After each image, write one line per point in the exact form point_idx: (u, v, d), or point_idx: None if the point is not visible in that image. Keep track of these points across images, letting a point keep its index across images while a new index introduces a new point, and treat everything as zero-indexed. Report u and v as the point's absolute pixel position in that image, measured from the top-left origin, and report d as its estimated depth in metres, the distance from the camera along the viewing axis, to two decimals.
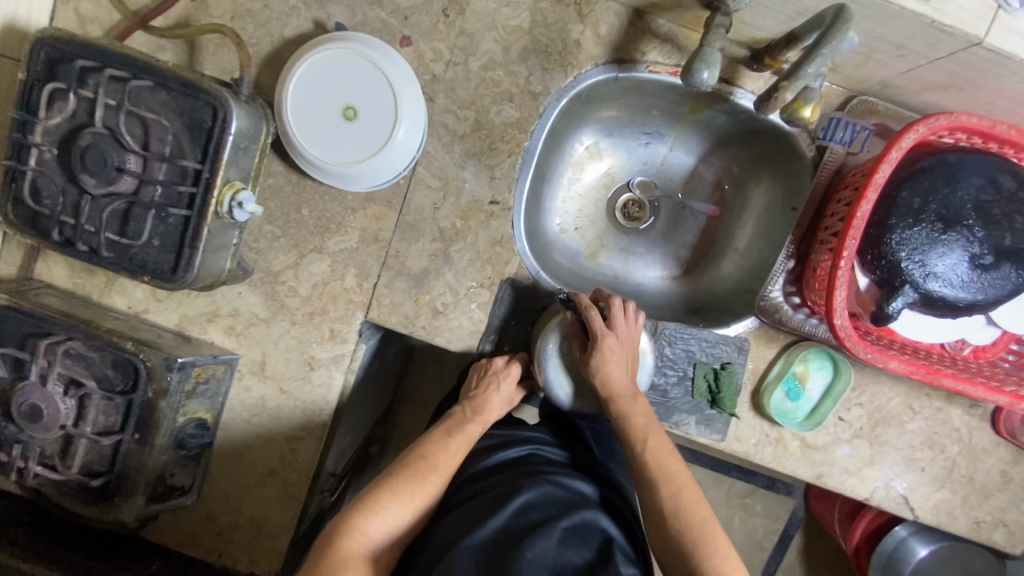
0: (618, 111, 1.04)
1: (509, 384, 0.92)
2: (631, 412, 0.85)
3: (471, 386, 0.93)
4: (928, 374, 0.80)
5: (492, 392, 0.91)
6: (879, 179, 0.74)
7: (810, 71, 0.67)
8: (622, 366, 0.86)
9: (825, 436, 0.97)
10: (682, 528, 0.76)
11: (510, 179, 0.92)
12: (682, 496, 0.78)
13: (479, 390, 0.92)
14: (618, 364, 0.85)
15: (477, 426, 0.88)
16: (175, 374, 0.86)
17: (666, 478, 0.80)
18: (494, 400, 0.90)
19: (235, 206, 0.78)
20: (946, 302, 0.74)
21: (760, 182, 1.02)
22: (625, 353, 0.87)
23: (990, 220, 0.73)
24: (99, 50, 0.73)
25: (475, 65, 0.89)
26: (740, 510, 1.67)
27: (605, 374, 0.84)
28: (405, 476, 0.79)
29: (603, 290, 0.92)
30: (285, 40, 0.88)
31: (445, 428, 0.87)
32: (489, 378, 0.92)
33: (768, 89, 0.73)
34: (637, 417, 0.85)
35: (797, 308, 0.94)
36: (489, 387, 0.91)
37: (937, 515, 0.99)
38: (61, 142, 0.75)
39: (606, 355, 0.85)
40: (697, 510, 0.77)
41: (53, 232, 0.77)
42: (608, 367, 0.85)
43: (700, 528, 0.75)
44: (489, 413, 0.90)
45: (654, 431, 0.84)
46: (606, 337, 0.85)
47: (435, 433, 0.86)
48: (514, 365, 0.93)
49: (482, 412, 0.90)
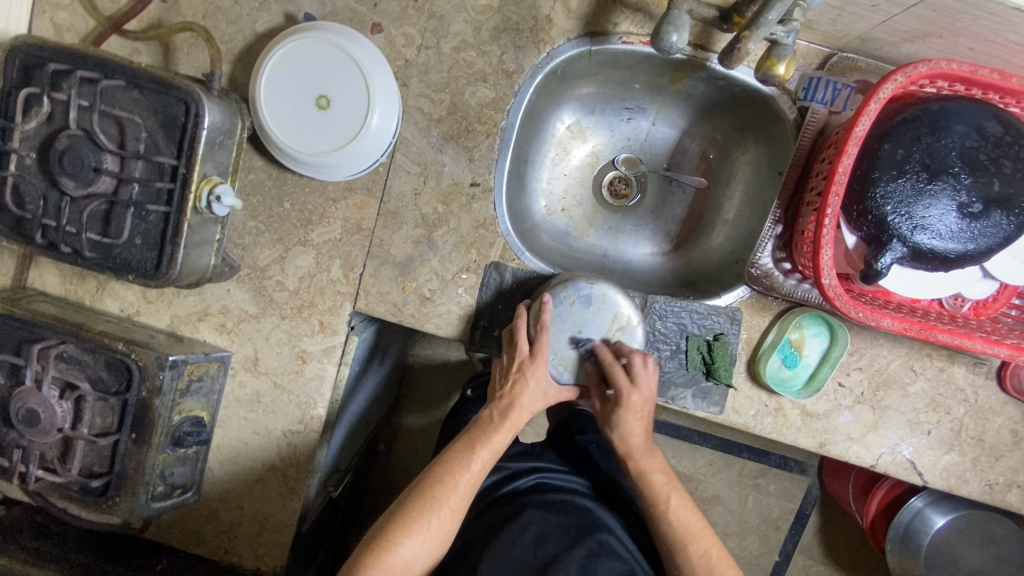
0: (597, 88, 1.03)
1: (538, 377, 0.86)
2: (646, 470, 0.87)
3: (497, 385, 0.87)
4: (923, 330, 0.77)
5: (522, 389, 0.85)
6: (860, 132, 0.72)
7: (772, 18, 0.66)
8: (640, 424, 0.87)
9: (826, 403, 0.95)
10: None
11: (489, 161, 0.91)
12: (711, 558, 0.82)
13: (507, 389, 0.85)
14: (636, 422, 0.87)
15: (508, 435, 0.84)
16: (167, 373, 0.87)
17: (693, 541, 0.83)
18: (526, 396, 0.84)
19: (213, 200, 0.78)
20: (937, 254, 0.72)
21: (745, 150, 1.01)
22: (646, 411, 0.87)
23: (976, 166, 0.70)
24: (70, 53, 0.74)
25: (447, 47, 0.89)
26: (753, 491, 1.65)
27: (624, 432, 0.87)
28: (435, 491, 0.78)
29: (621, 344, 0.88)
30: (257, 35, 0.88)
31: (475, 436, 0.83)
32: (514, 373, 0.86)
33: (731, 41, 0.71)
34: (656, 475, 0.87)
35: (788, 274, 0.92)
36: (518, 385, 0.85)
37: (947, 478, 0.97)
38: (39, 146, 0.76)
39: (628, 412, 0.86)
40: (724, 570, 0.81)
41: (36, 235, 0.77)
42: (628, 425, 0.87)
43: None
44: (520, 412, 0.84)
45: (677, 490, 0.86)
46: (629, 396, 0.84)
47: (464, 442, 0.83)
48: (539, 353, 0.86)
49: (512, 416, 0.84)
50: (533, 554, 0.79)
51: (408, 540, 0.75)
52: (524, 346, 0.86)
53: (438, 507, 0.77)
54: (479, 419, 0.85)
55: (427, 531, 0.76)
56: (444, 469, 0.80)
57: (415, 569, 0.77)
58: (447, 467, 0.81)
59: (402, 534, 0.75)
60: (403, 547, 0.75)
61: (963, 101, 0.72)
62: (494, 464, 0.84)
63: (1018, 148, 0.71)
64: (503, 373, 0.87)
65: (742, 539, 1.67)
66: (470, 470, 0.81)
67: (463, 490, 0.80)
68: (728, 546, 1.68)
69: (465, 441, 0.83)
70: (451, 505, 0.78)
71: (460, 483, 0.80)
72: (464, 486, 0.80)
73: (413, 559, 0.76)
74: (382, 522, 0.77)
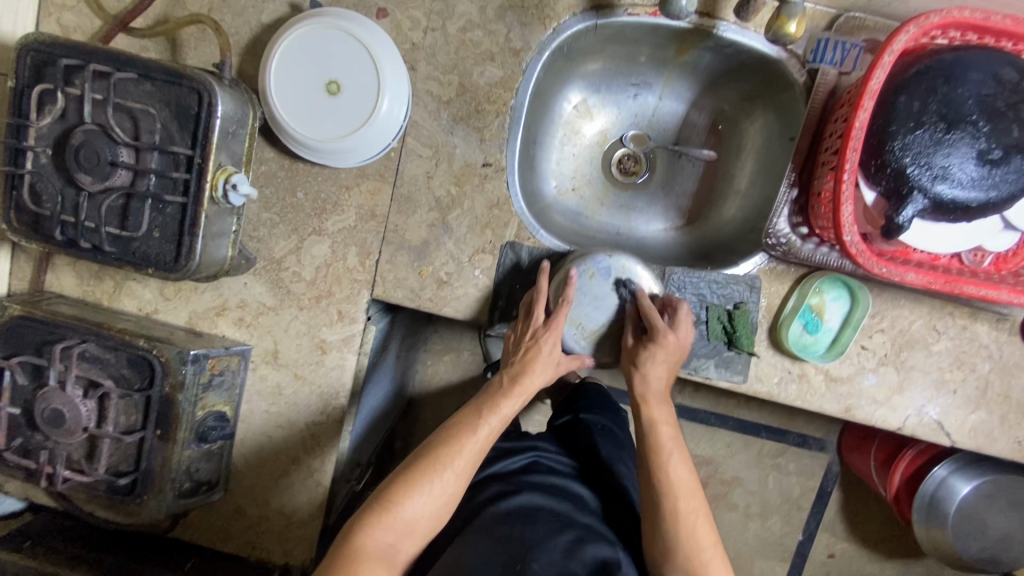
0: (602, 64, 1.03)
1: (552, 346, 0.86)
2: (657, 424, 0.84)
3: (510, 355, 0.88)
4: (948, 284, 0.78)
5: (535, 356, 0.85)
6: (875, 86, 0.72)
7: None
8: (667, 368, 0.85)
9: (850, 367, 0.95)
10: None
11: (500, 140, 0.91)
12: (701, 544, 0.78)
13: (519, 356, 0.86)
14: (662, 366, 0.85)
15: (516, 402, 0.83)
16: (190, 367, 0.87)
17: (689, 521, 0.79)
18: (539, 363, 0.84)
19: (230, 188, 0.79)
20: (958, 204, 0.71)
21: (754, 118, 1.02)
22: (674, 357, 0.85)
23: (994, 113, 0.70)
24: (81, 48, 0.74)
25: (454, 28, 0.89)
26: (774, 470, 1.64)
27: (646, 373, 0.85)
28: (442, 453, 0.77)
29: (672, 298, 0.89)
30: (263, 26, 0.89)
31: (482, 402, 0.83)
32: (529, 342, 0.86)
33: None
34: (665, 427, 0.84)
35: (806, 239, 0.91)
36: (531, 353, 0.85)
37: (975, 437, 0.96)
38: (54, 143, 0.76)
39: (658, 353, 0.84)
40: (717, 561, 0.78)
41: (55, 232, 0.78)
42: (651, 366, 0.85)
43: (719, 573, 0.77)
44: (531, 378, 0.84)
45: (684, 469, 0.83)
46: (666, 334, 0.84)
47: (471, 409, 0.83)
48: (555, 320, 0.87)
49: (522, 382, 0.83)
50: (521, 532, 0.77)
51: (410, 501, 0.74)
52: (540, 315, 0.87)
53: (442, 469, 0.76)
54: (490, 386, 0.86)
55: (431, 492, 0.75)
56: (451, 433, 0.80)
57: (417, 531, 0.75)
58: (453, 430, 0.80)
59: (404, 494, 0.74)
60: (405, 508, 0.74)
61: (975, 50, 0.72)
62: (502, 432, 0.82)
63: None
64: (515, 344, 0.88)
65: (766, 520, 1.66)
66: (478, 435, 0.79)
67: (469, 453, 0.78)
68: (752, 527, 1.67)
69: (473, 407, 0.83)
70: (456, 467, 0.77)
71: (466, 446, 0.78)
72: (471, 450, 0.78)
73: (415, 520, 0.75)
74: (385, 483, 0.77)
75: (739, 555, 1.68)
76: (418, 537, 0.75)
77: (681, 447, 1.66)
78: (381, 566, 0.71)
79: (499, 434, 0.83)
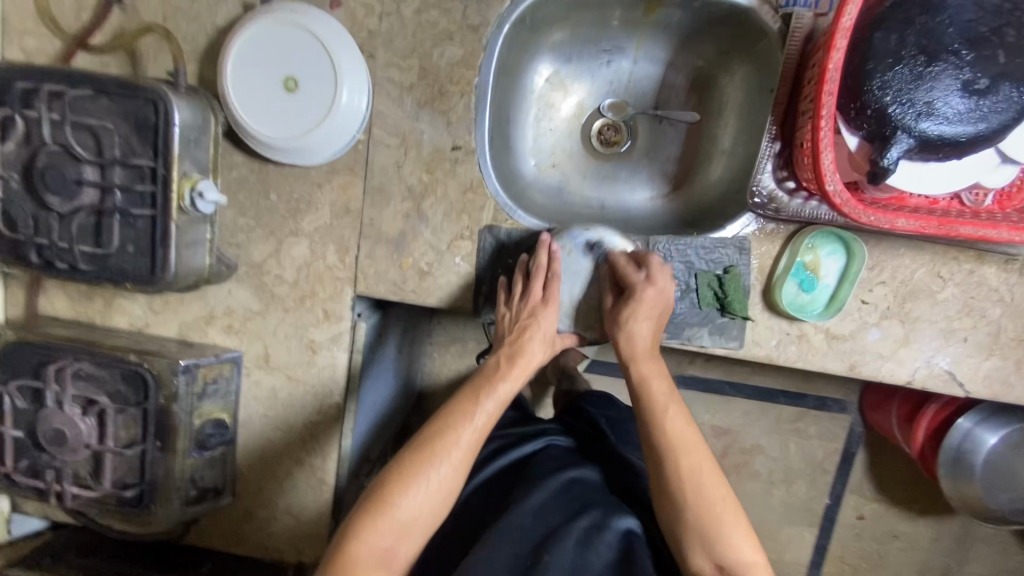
0: (570, 32, 1.00)
1: (549, 321, 0.84)
2: (646, 377, 0.82)
3: (504, 333, 0.84)
4: (943, 226, 0.73)
5: (530, 335, 0.82)
6: (848, 22, 0.67)
7: None
8: (648, 323, 0.82)
9: (851, 323, 0.91)
10: (706, 509, 0.76)
11: (467, 121, 0.89)
12: (699, 473, 0.77)
13: (515, 334, 0.83)
14: (646, 321, 0.82)
15: (513, 384, 0.81)
16: (182, 378, 0.88)
17: (685, 455, 0.78)
18: (534, 342, 0.82)
19: (197, 197, 0.79)
20: (946, 141, 0.67)
21: (733, 73, 0.97)
22: (658, 311, 0.82)
23: (977, 41, 0.65)
24: (35, 70, 0.75)
25: (409, 11, 0.87)
26: (795, 436, 1.60)
27: (631, 331, 0.82)
28: (436, 444, 0.75)
29: (644, 252, 0.85)
30: (218, 29, 0.88)
31: (479, 386, 0.80)
32: (525, 319, 0.84)
33: None
34: (656, 382, 0.81)
35: (793, 194, 0.87)
36: (528, 330, 0.83)
37: (990, 386, 0.92)
38: (21, 168, 0.77)
39: (639, 309, 0.81)
40: (716, 488, 0.77)
41: (32, 255, 0.79)
42: (636, 325, 0.82)
43: (721, 505, 0.76)
44: (529, 358, 0.82)
45: (676, 400, 0.81)
46: (644, 288, 0.81)
47: (467, 394, 0.80)
48: (551, 296, 0.85)
49: (521, 361, 0.81)
50: (534, 522, 0.78)
51: (406, 499, 0.72)
52: (536, 292, 0.84)
53: (438, 463, 0.74)
54: (486, 367, 0.82)
55: (428, 488, 0.73)
56: (446, 423, 0.77)
57: (416, 531, 0.73)
58: (449, 420, 0.77)
59: (399, 494, 0.72)
60: (402, 508, 0.72)
61: None
62: (499, 416, 0.80)
63: (1021, 15, 0.65)
64: (511, 323, 0.85)
65: (790, 486, 1.63)
66: (474, 422, 0.77)
67: (465, 445, 0.76)
68: (776, 495, 1.64)
69: (469, 392, 0.80)
70: (452, 460, 0.75)
71: (462, 437, 0.76)
72: (467, 441, 0.76)
73: (413, 519, 0.72)
74: (379, 481, 0.74)
75: (765, 524, 1.65)
76: (417, 535, 0.73)
77: (697, 420, 1.64)
78: (378, 569, 0.70)
79: (495, 419, 0.80)
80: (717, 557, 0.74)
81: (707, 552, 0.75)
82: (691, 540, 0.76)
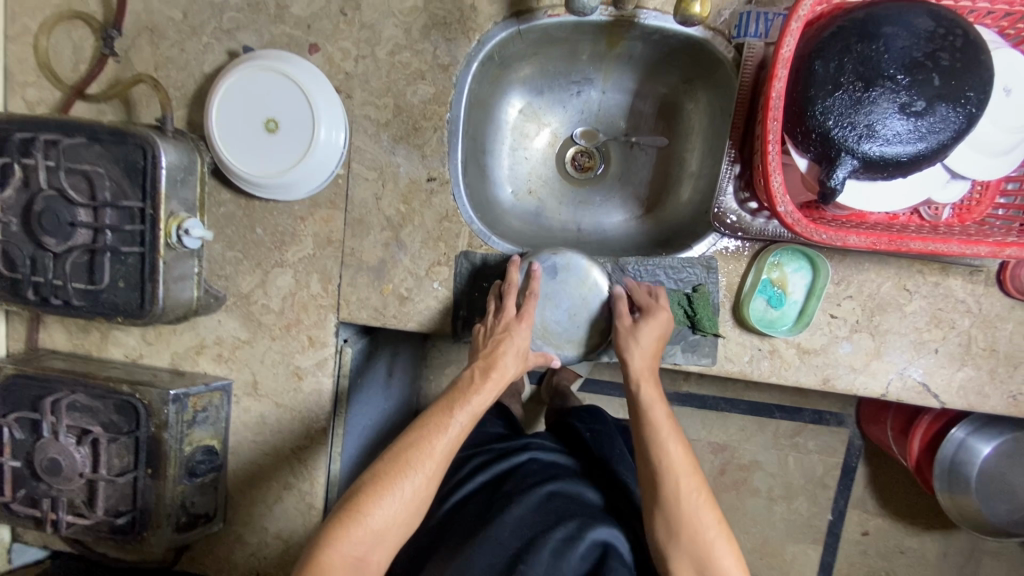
0: (539, 67, 1.05)
1: (523, 337, 0.86)
2: (651, 402, 0.83)
3: (479, 347, 0.86)
4: (892, 241, 0.75)
5: (503, 348, 0.84)
6: (787, 53, 0.71)
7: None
8: (655, 342, 0.85)
9: (822, 337, 0.93)
10: (698, 531, 0.77)
11: (441, 154, 0.93)
12: (695, 498, 0.79)
13: (489, 348, 0.85)
14: (653, 340, 0.85)
15: (488, 396, 0.83)
16: (172, 407, 0.91)
17: (683, 480, 0.79)
18: (506, 356, 0.84)
19: (183, 234, 0.84)
20: (888, 161, 0.70)
21: (697, 99, 1.01)
22: (661, 329, 0.85)
23: (912, 65, 0.68)
24: (33, 121, 0.81)
25: (382, 53, 0.92)
26: (792, 451, 1.60)
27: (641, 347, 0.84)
28: (410, 454, 0.77)
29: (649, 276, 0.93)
30: (206, 75, 0.94)
31: (453, 398, 0.82)
32: (498, 334, 0.86)
33: None
34: (658, 406, 0.83)
35: (756, 213, 0.90)
36: (501, 344, 0.85)
37: (966, 396, 0.93)
38: (18, 211, 0.83)
39: (653, 321, 0.85)
40: (711, 512, 0.78)
41: (29, 293, 0.84)
42: (644, 337, 0.84)
43: (714, 531, 0.77)
44: (502, 371, 0.83)
45: (677, 428, 0.82)
46: (658, 309, 0.86)
47: (442, 406, 0.82)
48: (525, 313, 0.87)
49: (495, 375, 0.83)
50: (512, 534, 0.81)
51: (379, 509, 0.74)
52: (511, 309, 0.87)
53: (412, 473, 0.76)
54: (462, 380, 0.84)
55: (401, 497, 0.75)
56: (421, 434, 0.79)
57: (389, 539, 0.75)
58: (423, 431, 0.79)
59: (373, 503, 0.74)
60: (375, 517, 0.74)
61: (888, 3, 0.71)
62: (472, 427, 0.82)
63: (952, 40, 0.69)
64: (486, 337, 0.87)
65: (790, 502, 1.61)
66: (448, 432, 0.79)
67: (439, 455, 0.78)
68: (776, 512, 1.62)
69: (443, 404, 0.82)
70: (426, 471, 0.77)
71: (436, 447, 0.78)
72: (441, 451, 0.78)
73: (385, 529, 0.74)
74: (355, 490, 0.76)
75: (766, 541, 1.64)
76: (390, 542, 0.75)
77: (693, 436, 1.63)
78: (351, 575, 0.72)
79: (469, 431, 0.82)
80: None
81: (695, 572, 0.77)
82: (681, 558, 0.78)
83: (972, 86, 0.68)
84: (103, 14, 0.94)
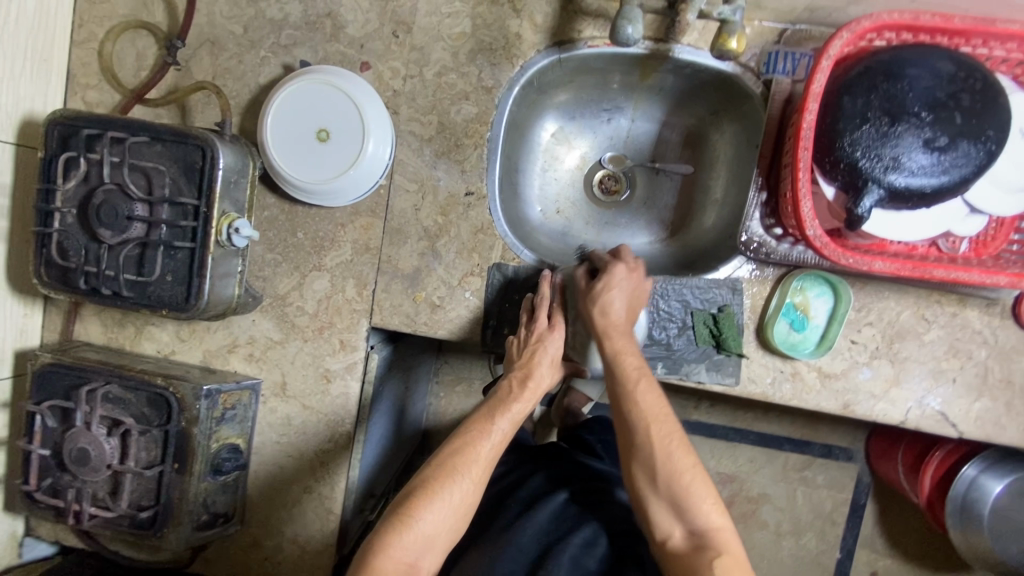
0: (573, 94, 1.11)
1: (556, 347, 0.89)
2: (619, 352, 0.84)
3: (513, 358, 0.89)
4: (916, 269, 0.79)
5: (539, 356, 0.87)
6: (817, 88, 0.76)
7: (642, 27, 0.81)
8: (623, 296, 0.87)
9: (842, 362, 0.95)
10: (674, 475, 0.77)
11: (480, 170, 0.98)
12: (668, 442, 0.79)
13: (523, 359, 0.88)
14: (621, 293, 0.86)
15: (525, 404, 0.86)
16: (203, 402, 0.93)
17: (655, 426, 0.80)
18: (543, 363, 0.87)
19: (234, 232, 0.87)
20: (913, 192, 0.74)
21: (723, 130, 1.07)
22: (631, 286, 0.88)
23: (935, 104, 0.73)
24: (100, 119, 0.85)
25: (430, 74, 0.97)
26: (802, 484, 1.59)
27: (607, 302, 0.86)
28: (457, 460, 0.79)
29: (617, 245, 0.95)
30: (260, 86, 0.99)
31: (494, 406, 0.85)
32: (533, 345, 0.88)
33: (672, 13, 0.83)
34: (628, 356, 0.84)
35: (781, 239, 0.93)
36: (536, 354, 0.88)
37: (983, 427, 0.94)
38: (77, 203, 0.86)
39: (612, 281, 0.87)
40: (685, 456, 0.78)
41: (81, 282, 0.87)
42: (612, 295, 0.86)
43: (690, 473, 0.78)
44: (539, 381, 0.86)
45: (647, 375, 0.83)
46: (616, 265, 0.88)
47: (482, 414, 0.85)
48: (557, 325, 0.90)
49: (532, 385, 0.86)
50: (534, 541, 0.82)
51: (429, 514, 0.75)
52: (542, 321, 0.90)
53: (459, 478, 0.78)
54: (499, 390, 0.87)
55: (450, 502, 0.76)
56: (464, 440, 0.81)
57: (438, 545, 0.75)
58: (466, 438, 0.81)
59: (424, 507, 0.75)
60: (425, 521, 0.74)
61: (912, 47, 0.76)
62: (513, 435, 0.85)
63: (973, 82, 0.73)
64: (519, 348, 0.90)
65: (799, 538, 1.59)
66: (491, 438, 0.82)
67: (484, 460, 0.80)
68: (785, 546, 1.60)
69: (484, 412, 0.85)
70: (473, 476, 0.79)
71: (481, 453, 0.80)
72: (486, 457, 0.81)
73: (435, 535, 0.75)
74: (403, 496, 0.77)
75: None
76: (439, 548, 0.75)
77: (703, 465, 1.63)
78: None
79: (510, 438, 0.85)
80: (685, 522, 0.76)
81: (675, 516, 0.77)
82: (660, 504, 0.78)
83: (992, 125, 0.73)
84: (168, 25, 1.00)
